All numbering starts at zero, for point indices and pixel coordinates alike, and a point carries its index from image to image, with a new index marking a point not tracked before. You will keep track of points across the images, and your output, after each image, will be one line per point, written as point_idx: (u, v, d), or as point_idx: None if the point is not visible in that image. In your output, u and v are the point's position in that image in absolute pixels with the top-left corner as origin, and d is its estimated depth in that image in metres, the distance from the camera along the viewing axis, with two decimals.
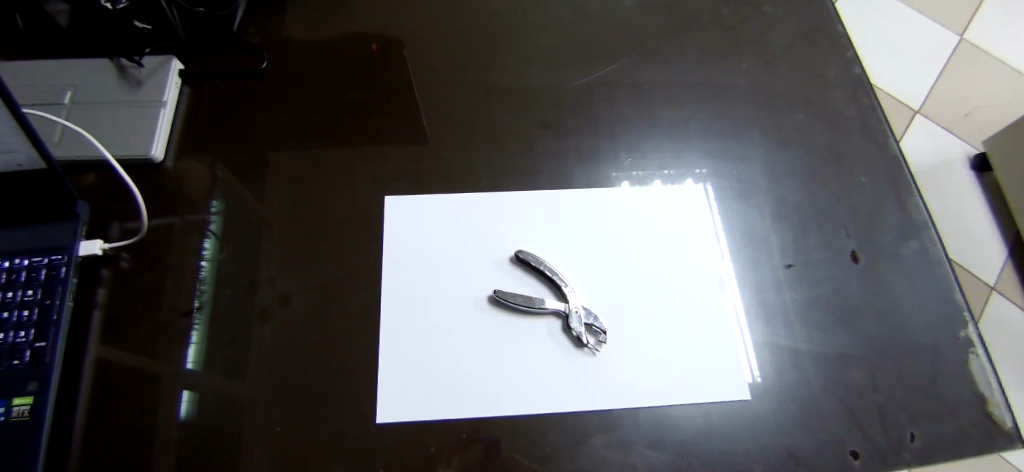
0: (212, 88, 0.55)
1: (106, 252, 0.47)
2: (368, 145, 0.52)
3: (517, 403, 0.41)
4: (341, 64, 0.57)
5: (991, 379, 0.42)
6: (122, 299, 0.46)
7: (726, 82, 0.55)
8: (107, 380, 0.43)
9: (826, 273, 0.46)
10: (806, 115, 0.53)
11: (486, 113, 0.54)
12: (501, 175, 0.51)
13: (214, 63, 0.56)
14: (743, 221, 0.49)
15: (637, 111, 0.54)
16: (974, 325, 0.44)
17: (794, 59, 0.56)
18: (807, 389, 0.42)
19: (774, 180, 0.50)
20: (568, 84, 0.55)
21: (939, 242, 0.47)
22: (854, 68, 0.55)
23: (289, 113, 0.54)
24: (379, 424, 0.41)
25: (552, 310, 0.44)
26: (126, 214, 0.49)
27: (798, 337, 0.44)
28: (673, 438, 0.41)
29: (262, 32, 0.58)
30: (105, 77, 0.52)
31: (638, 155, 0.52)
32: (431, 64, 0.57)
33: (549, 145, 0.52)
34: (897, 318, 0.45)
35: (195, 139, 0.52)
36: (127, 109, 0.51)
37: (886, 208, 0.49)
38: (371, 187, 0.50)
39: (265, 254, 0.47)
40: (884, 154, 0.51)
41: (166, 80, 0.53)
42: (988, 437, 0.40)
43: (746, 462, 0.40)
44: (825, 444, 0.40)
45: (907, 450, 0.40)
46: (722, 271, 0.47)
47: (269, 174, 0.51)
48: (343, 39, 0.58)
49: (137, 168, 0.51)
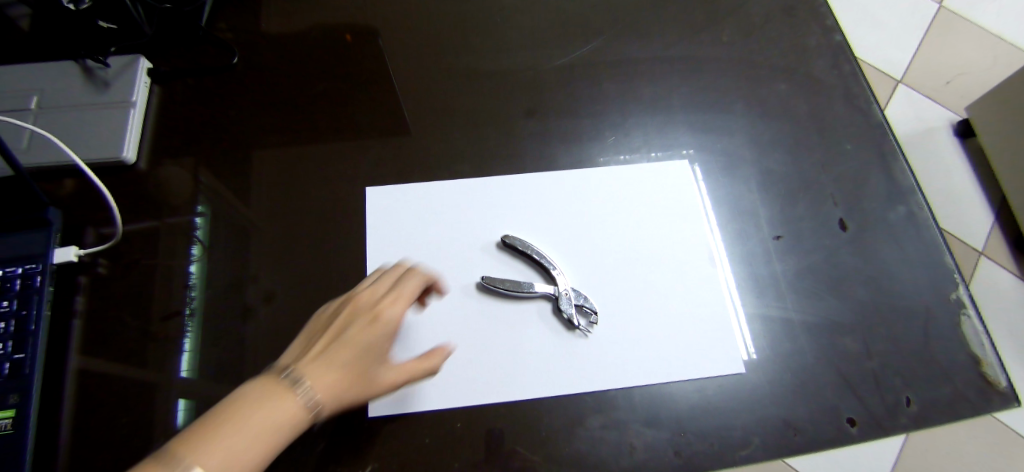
0: (185, 86, 0.53)
1: (82, 258, 0.46)
2: (347, 136, 0.51)
3: (511, 389, 0.41)
4: (316, 56, 0.55)
5: (983, 340, 0.42)
6: (102, 306, 0.45)
7: (708, 55, 0.54)
8: (90, 388, 0.42)
9: (817, 243, 0.46)
10: (789, 85, 0.53)
11: (465, 97, 0.53)
12: (485, 160, 0.50)
13: (182, 60, 0.54)
14: (730, 195, 0.48)
15: (620, 88, 0.53)
16: (964, 285, 0.44)
17: (775, 29, 0.55)
18: (802, 360, 0.42)
19: (760, 151, 0.50)
20: (548, 65, 0.54)
21: (925, 205, 0.47)
22: (834, 34, 0.55)
23: (264, 109, 0.52)
24: (370, 418, 0.40)
25: (541, 294, 0.43)
26: (99, 219, 0.47)
27: (789, 306, 0.44)
28: (669, 415, 0.40)
29: (234, 24, 0.56)
30: (71, 81, 0.51)
31: (623, 132, 0.51)
32: (408, 51, 0.56)
33: (533, 127, 0.51)
34: (888, 284, 0.45)
35: (171, 139, 0.51)
36: (93, 111, 0.50)
37: (872, 174, 0.49)
38: (352, 180, 0.49)
39: (252, 254, 0.46)
40: (868, 121, 0.51)
41: (135, 81, 0.51)
42: (982, 397, 0.41)
43: (743, 436, 0.40)
44: (822, 413, 0.40)
45: (903, 415, 0.40)
46: (712, 245, 0.46)
47: (252, 172, 0.50)
48: (315, 30, 0.57)
49: (108, 171, 0.49)
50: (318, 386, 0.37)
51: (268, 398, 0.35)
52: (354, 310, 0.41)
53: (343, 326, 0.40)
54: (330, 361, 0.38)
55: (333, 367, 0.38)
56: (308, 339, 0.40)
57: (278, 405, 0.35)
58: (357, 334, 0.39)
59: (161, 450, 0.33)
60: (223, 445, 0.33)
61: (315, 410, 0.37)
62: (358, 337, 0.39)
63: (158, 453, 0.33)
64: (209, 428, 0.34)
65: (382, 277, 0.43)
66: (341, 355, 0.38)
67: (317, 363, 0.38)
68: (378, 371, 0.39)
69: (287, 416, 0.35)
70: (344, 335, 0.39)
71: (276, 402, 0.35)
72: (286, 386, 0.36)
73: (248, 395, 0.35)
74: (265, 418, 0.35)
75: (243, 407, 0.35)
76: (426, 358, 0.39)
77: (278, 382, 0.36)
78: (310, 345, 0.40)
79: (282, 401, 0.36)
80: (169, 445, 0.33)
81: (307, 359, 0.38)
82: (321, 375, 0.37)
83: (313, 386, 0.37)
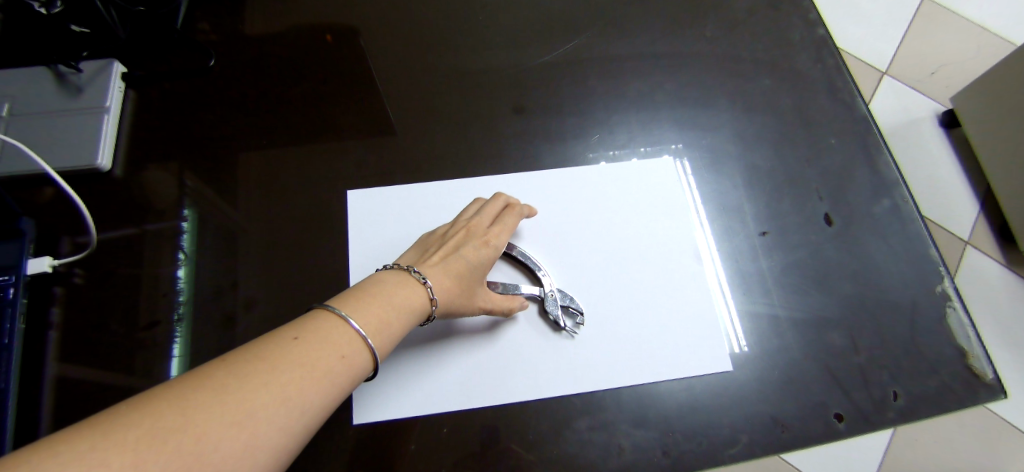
0: (162, 90, 0.52)
1: (57, 269, 0.45)
2: (329, 138, 0.50)
3: (497, 393, 0.40)
4: (295, 57, 0.54)
5: (968, 332, 0.42)
6: (80, 316, 0.44)
7: (691, 51, 0.54)
8: (68, 401, 0.41)
9: (802, 238, 0.46)
10: (773, 79, 0.53)
11: (448, 98, 0.52)
12: (468, 160, 0.49)
13: (159, 64, 0.53)
14: (715, 191, 0.48)
15: (603, 86, 0.53)
16: (949, 278, 0.44)
17: (758, 24, 0.55)
18: (789, 356, 0.42)
19: (745, 147, 0.50)
20: (531, 63, 0.54)
21: (910, 198, 0.47)
22: (817, 28, 0.54)
23: (244, 112, 0.51)
24: (356, 425, 0.40)
25: (527, 295, 0.43)
26: (75, 227, 0.46)
27: (776, 302, 0.44)
28: (657, 415, 0.40)
29: (212, 26, 0.55)
30: (43, 87, 0.49)
31: (607, 130, 0.51)
32: (389, 52, 0.55)
33: (516, 126, 0.51)
34: (875, 278, 0.45)
35: (148, 145, 0.50)
36: (64, 117, 0.48)
37: (857, 168, 0.48)
38: (334, 183, 0.48)
39: (237, 259, 0.46)
40: (852, 114, 0.51)
41: (108, 85, 0.50)
42: (968, 389, 0.41)
43: (731, 435, 0.39)
44: (810, 409, 0.40)
45: (890, 408, 0.40)
46: (698, 242, 0.46)
47: (236, 174, 0.49)
48: (293, 30, 0.56)
49: (82, 179, 0.48)
50: (438, 285, 0.39)
51: (395, 290, 0.37)
52: (467, 233, 0.42)
53: (458, 243, 0.41)
54: (449, 267, 0.40)
55: (390, 315, 0.36)
56: (424, 247, 0.42)
57: (339, 354, 0.33)
58: (471, 255, 0.41)
59: (215, 366, 0.31)
60: (280, 385, 0.31)
61: (372, 365, 0.35)
62: (471, 257, 0.41)
63: (217, 373, 0.31)
64: (267, 358, 0.32)
65: (484, 205, 0.44)
66: (398, 305, 0.37)
67: (435, 267, 0.40)
68: (478, 289, 0.41)
69: (347, 366, 0.33)
70: (459, 252, 0.41)
71: (337, 349, 0.33)
72: (349, 330, 0.34)
73: (382, 280, 0.38)
74: (323, 363, 0.32)
75: (304, 347, 0.33)
76: (510, 302, 0.41)
77: (340, 319, 0.34)
78: (361, 289, 0.37)
79: (343, 350, 0.34)
80: (225, 367, 0.31)
81: (427, 262, 0.40)
82: (378, 328, 0.35)
83: (377, 332, 0.35)
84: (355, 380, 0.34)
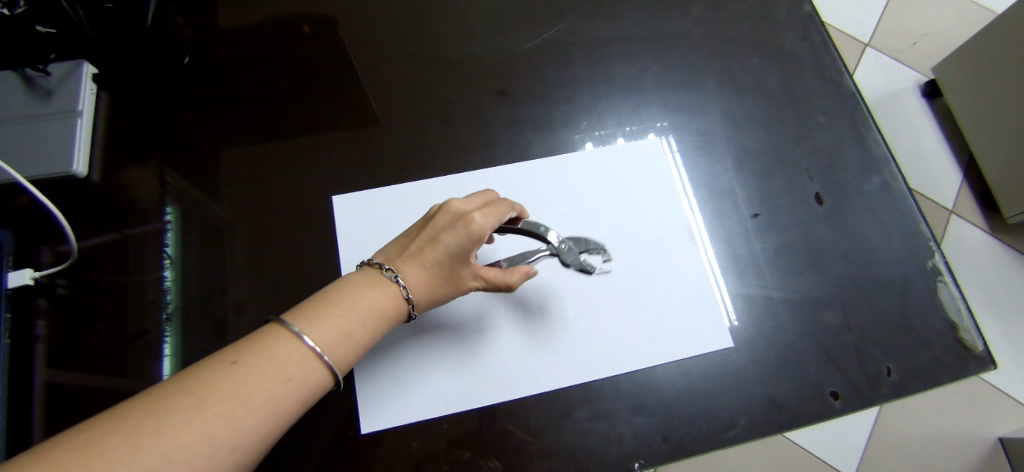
0: (138, 91, 0.50)
1: (38, 281, 0.44)
2: (313, 133, 0.49)
3: (498, 390, 0.40)
4: (273, 51, 0.53)
5: (959, 305, 0.43)
6: (67, 328, 0.43)
7: (677, 32, 0.53)
8: (64, 414, 0.40)
9: (794, 218, 0.46)
10: (761, 58, 0.52)
11: (431, 88, 0.51)
12: (456, 152, 0.49)
13: (132, 63, 0.51)
14: (706, 175, 0.48)
15: (590, 71, 0.52)
16: (939, 253, 0.45)
17: (744, 2, 0.54)
18: (784, 337, 0.42)
19: (735, 128, 0.49)
20: (516, 49, 0.53)
21: (899, 174, 0.47)
22: (804, 4, 0.54)
23: (223, 110, 0.50)
24: (364, 434, 0.40)
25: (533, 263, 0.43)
26: (54, 237, 0.45)
27: (770, 284, 0.44)
28: (657, 402, 0.40)
29: (185, 21, 0.53)
30: (11, 92, 0.47)
31: (595, 116, 0.50)
32: (369, 42, 0.53)
33: (502, 115, 0.50)
34: (866, 254, 0.45)
35: (127, 148, 0.48)
36: (35, 123, 0.46)
37: (847, 146, 0.48)
38: (320, 180, 0.47)
39: (223, 261, 0.45)
40: (840, 92, 0.50)
41: (79, 87, 0.48)
42: (960, 362, 0.41)
43: (729, 419, 0.40)
44: (806, 388, 0.41)
45: (883, 384, 0.41)
46: (691, 225, 0.46)
47: (218, 174, 0.48)
48: (269, 22, 0.54)
49: (57, 186, 0.47)
50: (412, 281, 0.37)
51: (358, 297, 0.36)
52: (447, 216, 0.38)
53: (438, 228, 0.38)
54: (426, 258, 0.38)
55: (347, 329, 0.35)
56: (410, 231, 0.40)
57: (285, 376, 0.32)
58: (450, 240, 0.38)
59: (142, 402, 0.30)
60: (212, 419, 0.30)
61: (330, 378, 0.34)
62: (450, 243, 0.37)
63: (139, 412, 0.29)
64: (198, 388, 0.30)
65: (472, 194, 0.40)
66: (359, 316, 0.36)
67: (412, 261, 0.38)
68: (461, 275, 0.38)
69: (295, 387, 0.32)
70: (439, 239, 0.38)
71: (285, 369, 0.32)
72: (300, 348, 0.33)
73: (355, 283, 0.37)
74: (263, 389, 0.31)
75: (244, 373, 0.31)
76: (503, 277, 0.39)
77: (289, 339, 0.33)
78: (321, 299, 0.36)
79: (290, 372, 0.32)
80: (153, 401, 0.30)
81: (406, 253, 0.38)
82: (331, 345, 0.34)
83: (334, 348, 0.34)
84: (303, 399, 0.33)
